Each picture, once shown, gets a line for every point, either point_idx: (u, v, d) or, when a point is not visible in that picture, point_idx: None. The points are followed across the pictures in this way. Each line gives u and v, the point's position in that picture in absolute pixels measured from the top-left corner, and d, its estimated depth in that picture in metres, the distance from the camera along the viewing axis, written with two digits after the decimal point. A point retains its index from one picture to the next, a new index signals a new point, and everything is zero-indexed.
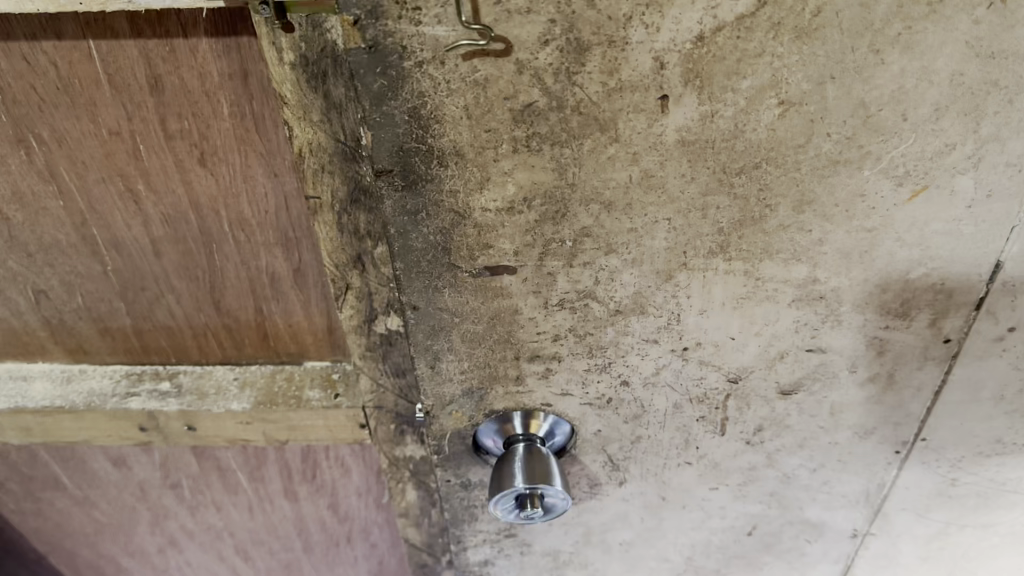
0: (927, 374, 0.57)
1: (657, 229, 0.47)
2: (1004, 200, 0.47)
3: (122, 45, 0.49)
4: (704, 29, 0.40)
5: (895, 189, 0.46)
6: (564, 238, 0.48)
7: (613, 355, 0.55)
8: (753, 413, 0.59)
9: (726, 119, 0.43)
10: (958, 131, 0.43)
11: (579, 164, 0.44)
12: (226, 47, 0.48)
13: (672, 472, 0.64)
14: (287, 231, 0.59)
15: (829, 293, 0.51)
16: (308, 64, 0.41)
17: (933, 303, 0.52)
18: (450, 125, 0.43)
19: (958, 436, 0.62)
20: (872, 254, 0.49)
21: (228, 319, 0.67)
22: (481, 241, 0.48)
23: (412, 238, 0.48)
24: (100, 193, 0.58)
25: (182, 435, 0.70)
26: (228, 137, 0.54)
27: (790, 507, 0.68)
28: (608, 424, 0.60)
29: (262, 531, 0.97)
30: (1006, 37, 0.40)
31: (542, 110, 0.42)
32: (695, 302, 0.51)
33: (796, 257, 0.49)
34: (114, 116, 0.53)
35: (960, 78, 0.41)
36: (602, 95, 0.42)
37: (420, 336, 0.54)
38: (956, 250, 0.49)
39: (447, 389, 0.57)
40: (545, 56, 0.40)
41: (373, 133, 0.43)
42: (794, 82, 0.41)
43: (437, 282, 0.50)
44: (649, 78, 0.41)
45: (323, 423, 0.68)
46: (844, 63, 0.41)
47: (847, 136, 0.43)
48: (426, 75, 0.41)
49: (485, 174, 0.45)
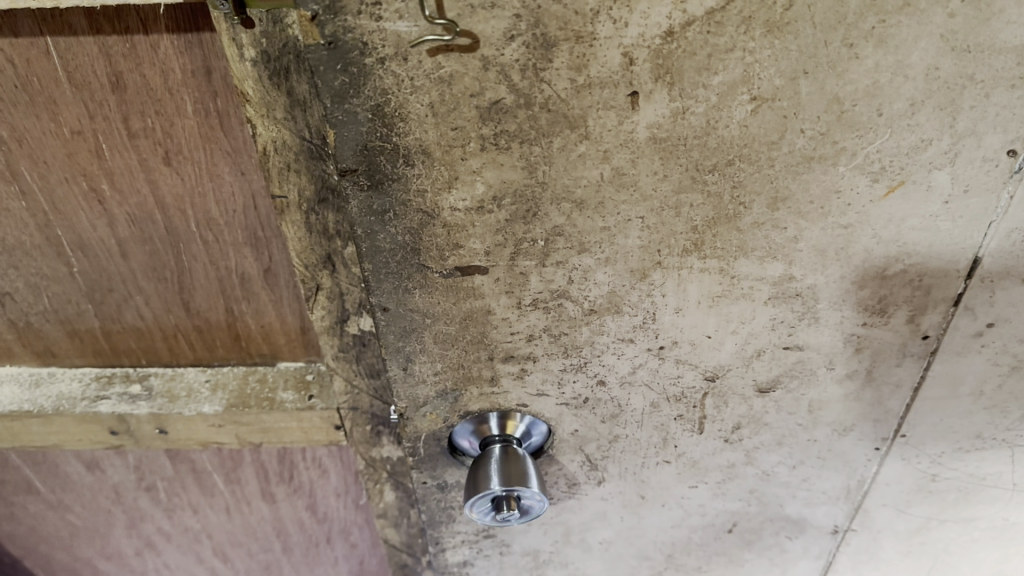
0: (905, 371, 0.56)
1: (630, 227, 0.47)
2: (981, 195, 0.46)
3: (81, 41, 0.48)
4: (674, 23, 0.39)
5: (871, 185, 0.45)
6: (536, 237, 0.47)
7: (588, 355, 0.54)
8: (730, 411, 0.59)
9: (698, 116, 0.42)
10: (933, 127, 0.43)
11: (549, 162, 0.44)
12: (188, 43, 0.48)
13: (651, 471, 0.64)
14: (256, 230, 0.59)
15: (806, 290, 0.50)
16: (270, 61, 0.41)
17: (910, 299, 0.51)
18: (416, 123, 0.42)
19: (938, 432, 0.62)
20: (848, 251, 0.48)
21: (199, 320, 0.66)
22: (451, 241, 0.47)
23: (380, 239, 0.47)
24: (63, 193, 0.57)
25: (154, 438, 0.69)
26: (193, 135, 0.53)
27: (770, 504, 0.68)
28: (585, 424, 0.59)
29: (240, 532, 0.96)
30: (981, 31, 0.40)
31: (509, 108, 0.42)
32: (671, 300, 0.51)
33: (772, 255, 0.48)
34: (75, 115, 0.52)
35: (936, 72, 0.41)
36: (571, 92, 0.41)
37: (391, 338, 0.53)
38: (934, 247, 0.49)
39: (421, 391, 0.56)
40: (511, 52, 0.40)
41: (336, 131, 0.42)
42: (766, 77, 0.41)
43: (407, 283, 0.49)
44: (619, 74, 0.41)
45: (297, 424, 0.67)
46: (817, 57, 0.40)
47: (821, 132, 0.43)
48: (390, 72, 0.40)
49: (453, 172, 0.44)
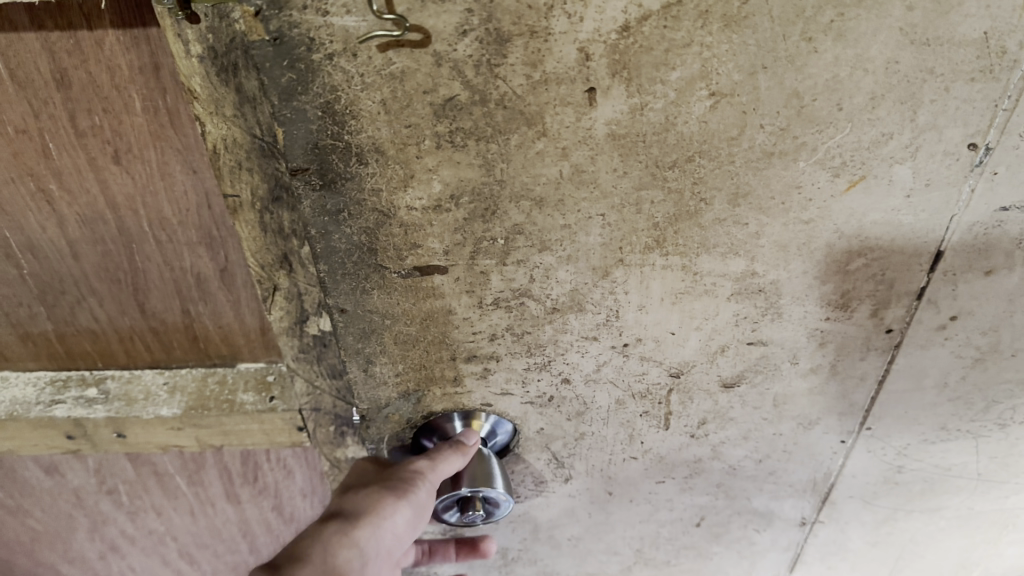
0: (869, 364, 0.57)
1: (591, 224, 0.46)
2: (942, 188, 0.46)
3: (23, 38, 0.47)
4: (630, 18, 0.39)
5: (832, 180, 0.45)
6: (496, 236, 0.47)
7: (553, 353, 0.54)
8: (696, 406, 0.58)
9: (657, 112, 0.42)
10: (893, 121, 0.43)
11: (506, 159, 0.43)
12: (135, 39, 0.47)
13: (618, 467, 0.64)
14: (211, 229, 0.59)
15: (768, 285, 0.50)
16: (217, 57, 0.39)
17: (873, 293, 0.51)
18: (368, 121, 0.41)
19: (903, 424, 0.63)
20: (810, 246, 0.48)
21: (154, 321, 0.66)
22: (408, 241, 0.47)
23: (335, 239, 0.47)
24: (11, 194, 0.56)
25: (112, 442, 0.69)
26: (143, 134, 0.53)
27: (737, 497, 0.68)
28: (551, 422, 0.59)
29: (206, 534, 0.95)
30: (939, 24, 0.39)
31: (463, 104, 0.41)
32: (634, 298, 0.50)
33: (734, 251, 0.48)
34: (20, 114, 0.51)
35: (895, 66, 0.41)
36: (526, 88, 0.41)
37: (351, 339, 0.52)
38: (895, 241, 0.49)
39: (382, 393, 0.56)
40: (464, 47, 0.39)
41: (285, 130, 0.41)
42: (724, 73, 0.40)
43: (365, 284, 0.49)
44: (575, 70, 0.40)
45: (257, 426, 0.66)
46: (776, 51, 0.40)
47: (780, 127, 0.43)
48: (339, 69, 0.39)
49: (408, 171, 0.43)
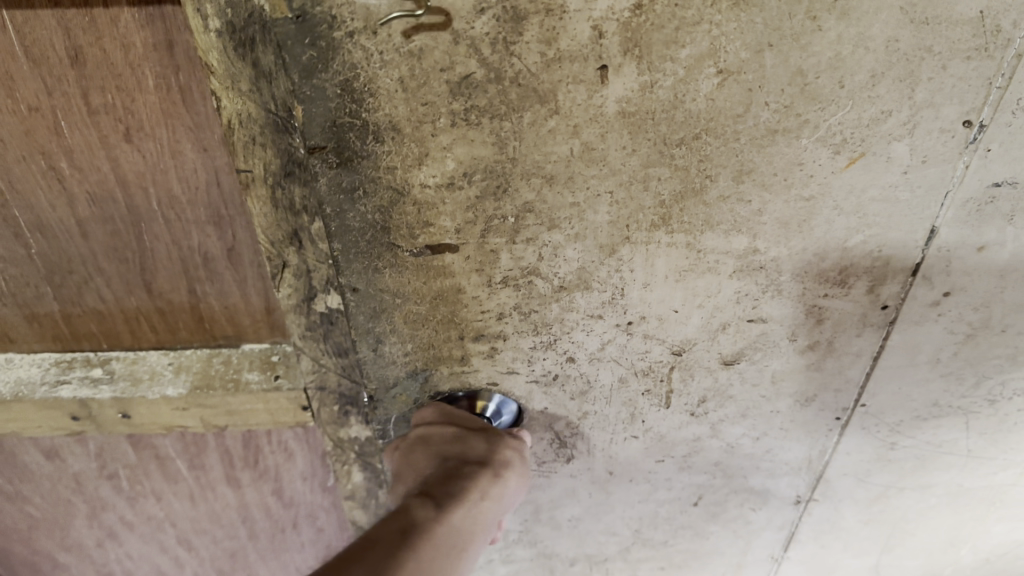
0: (865, 341, 0.58)
1: (599, 202, 0.47)
2: (938, 165, 0.47)
3: (38, 15, 0.48)
4: None
5: (833, 157, 0.46)
6: (507, 214, 0.47)
7: (558, 332, 0.55)
8: (697, 384, 0.59)
9: (666, 89, 0.42)
10: (893, 98, 0.44)
11: (521, 137, 0.44)
12: (149, 17, 0.48)
13: (619, 446, 0.65)
14: (219, 207, 0.59)
15: (769, 263, 0.51)
16: (234, 32, 0.39)
17: (870, 270, 0.52)
18: (387, 99, 0.42)
19: (896, 401, 0.64)
20: (810, 224, 0.49)
21: (161, 301, 0.65)
22: (421, 219, 0.47)
23: (350, 217, 0.47)
24: (21, 172, 0.56)
25: (117, 422, 0.69)
26: (155, 111, 0.53)
27: (734, 476, 0.69)
28: (555, 401, 0.60)
29: (205, 519, 0.95)
30: (939, 3, 0.40)
31: (480, 82, 0.42)
32: (638, 276, 0.51)
33: (736, 228, 0.49)
34: (32, 90, 0.51)
35: (895, 44, 0.42)
36: (540, 65, 0.41)
37: (361, 319, 0.53)
38: (893, 218, 0.49)
39: (391, 372, 0.56)
40: (481, 25, 0.40)
41: (304, 107, 0.42)
42: (731, 51, 0.41)
43: (378, 263, 0.50)
44: (587, 47, 0.41)
45: (263, 405, 0.67)
46: (782, 30, 0.41)
47: (784, 105, 0.43)
48: (359, 46, 0.40)
49: (424, 149, 0.44)
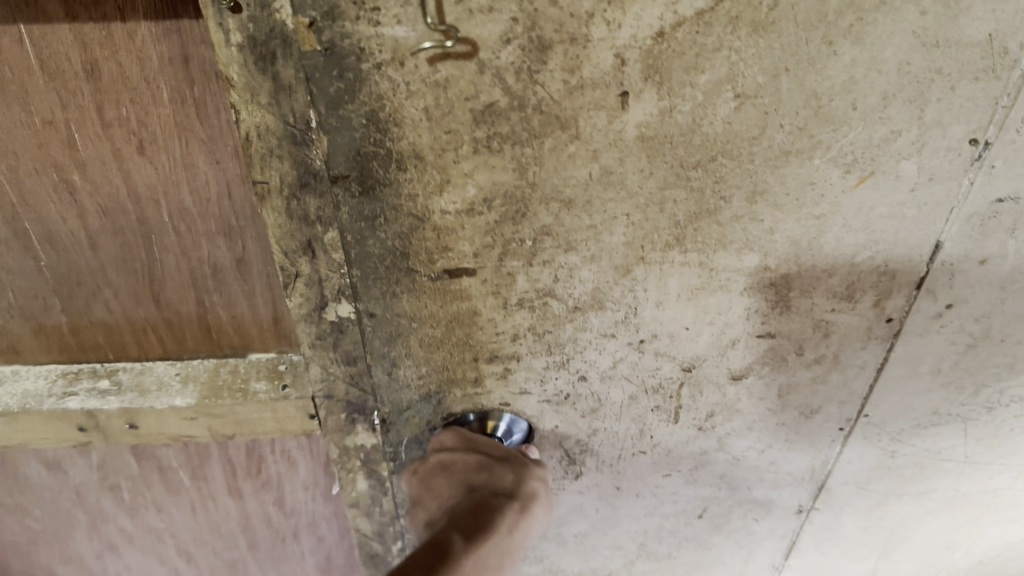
0: (870, 353, 0.58)
1: (616, 224, 0.47)
2: (945, 182, 0.48)
3: (56, 29, 0.49)
4: (664, 25, 0.40)
5: (844, 176, 0.46)
6: (525, 237, 0.48)
7: (571, 351, 0.55)
8: (705, 399, 0.60)
9: (684, 114, 0.43)
10: (903, 118, 0.44)
11: (541, 164, 0.44)
12: (166, 31, 0.49)
13: (627, 462, 0.65)
14: (229, 219, 0.59)
15: (779, 279, 0.52)
16: (256, 45, 0.39)
17: (876, 284, 0.53)
18: (412, 129, 0.43)
19: (898, 411, 0.64)
20: (820, 241, 0.50)
21: (169, 312, 0.66)
22: (440, 244, 0.48)
23: (369, 243, 0.48)
24: (33, 185, 0.57)
25: (124, 434, 0.68)
26: (168, 123, 0.53)
27: (739, 488, 0.69)
28: (565, 419, 0.60)
29: (205, 530, 0.95)
30: (950, 27, 0.41)
31: (503, 110, 0.42)
32: (652, 295, 0.52)
33: (749, 247, 0.49)
34: (47, 103, 0.52)
35: (907, 66, 0.42)
36: (563, 93, 0.42)
37: (377, 343, 0.53)
38: (900, 233, 0.50)
39: (405, 394, 0.57)
40: (507, 55, 0.40)
41: (328, 137, 0.43)
42: (749, 75, 0.41)
43: (395, 288, 0.50)
44: (610, 75, 0.41)
45: (271, 415, 0.66)
46: (798, 55, 0.41)
47: (799, 127, 0.44)
48: (385, 77, 0.41)
49: (445, 175, 0.45)
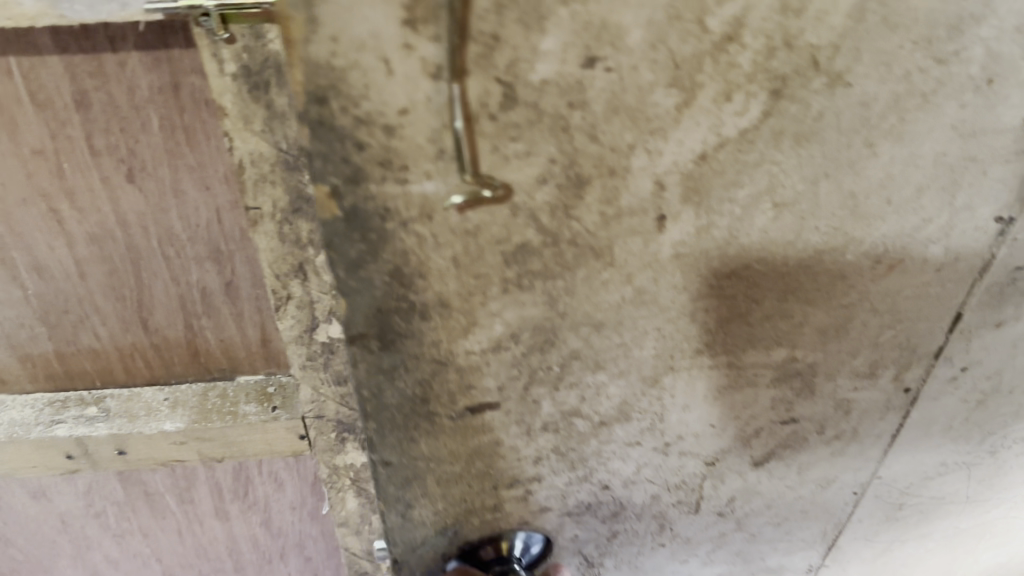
0: (887, 423, 0.61)
1: (646, 339, 0.50)
2: (968, 259, 0.51)
3: (45, 59, 0.52)
4: (707, 146, 0.42)
5: (873, 264, 0.50)
6: (553, 364, 0.50)
7: (594, 464, 0.57)
8: (726, 487, 0.62)
9: (722, 228, 0.46)
10: (933, 207, 0.48)
11: (568, 298, 0.47)
12: (155, 60, 0.53)
13: (646, 557, 0.66)
14: (218, 243, 0.64)
15: (804, 367, 0.55)
16: (250, 76, 0.38)
17: (897, 359, 0.56)
18: (437, 282, 0.45)
19: (909, 469, 0.66)
20: (847, 325, 0.54)
21: (158, 337, 0.71)
22: (463, 384, 0.50)
23: (388, 395, 0.50)
24: (25, 214, 0.61)
25: (113, 459, 0.75)
26: (157, 152, 0.58)
27: (753, 559, 0.70)
28: (586, 528, 0.62)
29: (191, 555, 0.92)
30: (987, 116, 0.45)
31: (537, 248, 0.44)
32: (678, 398, 0.55)
33: (777, 342, 0.53)
34: (36, 134, 0.56)
35: (943, 157, 0.46)
36: (599, 224, 0.44)
37: (392, 488, 0.55)
38: (921, 312, 0.54)
39: (419, 532, 0.58)
40: (543, 195, 0.42)
41: (348, 298, 0.45)
42: (790, 184, 0.45)
43: (414, 432, 0.52)
44: (651, 202, 0.44)
45: (260, 435, 0.73)
46: (840, 158, 0.45)
47: (835, 225, 0.48)
48: (411, 234, 0.42)
49: (471, 319, 0.47)
